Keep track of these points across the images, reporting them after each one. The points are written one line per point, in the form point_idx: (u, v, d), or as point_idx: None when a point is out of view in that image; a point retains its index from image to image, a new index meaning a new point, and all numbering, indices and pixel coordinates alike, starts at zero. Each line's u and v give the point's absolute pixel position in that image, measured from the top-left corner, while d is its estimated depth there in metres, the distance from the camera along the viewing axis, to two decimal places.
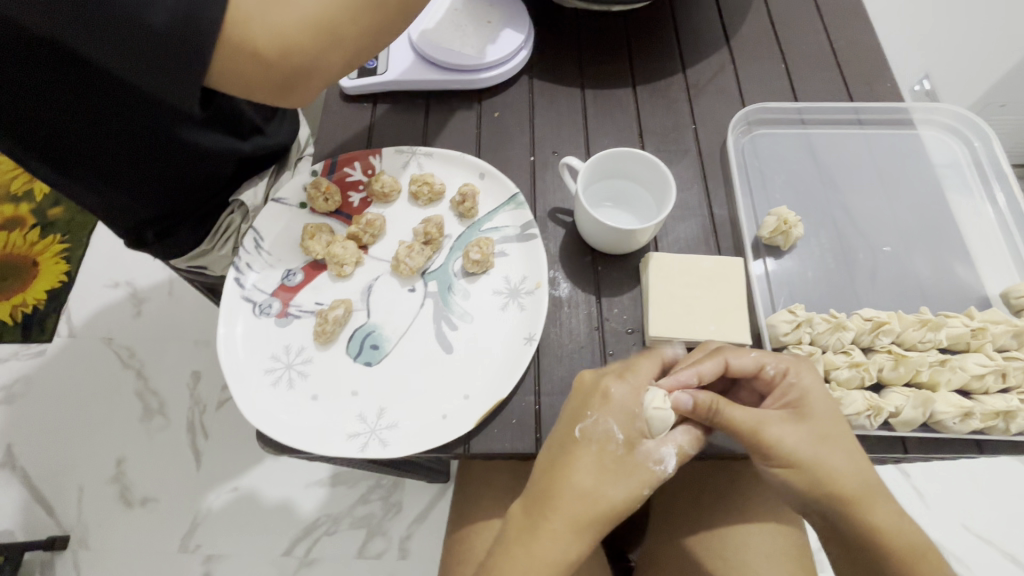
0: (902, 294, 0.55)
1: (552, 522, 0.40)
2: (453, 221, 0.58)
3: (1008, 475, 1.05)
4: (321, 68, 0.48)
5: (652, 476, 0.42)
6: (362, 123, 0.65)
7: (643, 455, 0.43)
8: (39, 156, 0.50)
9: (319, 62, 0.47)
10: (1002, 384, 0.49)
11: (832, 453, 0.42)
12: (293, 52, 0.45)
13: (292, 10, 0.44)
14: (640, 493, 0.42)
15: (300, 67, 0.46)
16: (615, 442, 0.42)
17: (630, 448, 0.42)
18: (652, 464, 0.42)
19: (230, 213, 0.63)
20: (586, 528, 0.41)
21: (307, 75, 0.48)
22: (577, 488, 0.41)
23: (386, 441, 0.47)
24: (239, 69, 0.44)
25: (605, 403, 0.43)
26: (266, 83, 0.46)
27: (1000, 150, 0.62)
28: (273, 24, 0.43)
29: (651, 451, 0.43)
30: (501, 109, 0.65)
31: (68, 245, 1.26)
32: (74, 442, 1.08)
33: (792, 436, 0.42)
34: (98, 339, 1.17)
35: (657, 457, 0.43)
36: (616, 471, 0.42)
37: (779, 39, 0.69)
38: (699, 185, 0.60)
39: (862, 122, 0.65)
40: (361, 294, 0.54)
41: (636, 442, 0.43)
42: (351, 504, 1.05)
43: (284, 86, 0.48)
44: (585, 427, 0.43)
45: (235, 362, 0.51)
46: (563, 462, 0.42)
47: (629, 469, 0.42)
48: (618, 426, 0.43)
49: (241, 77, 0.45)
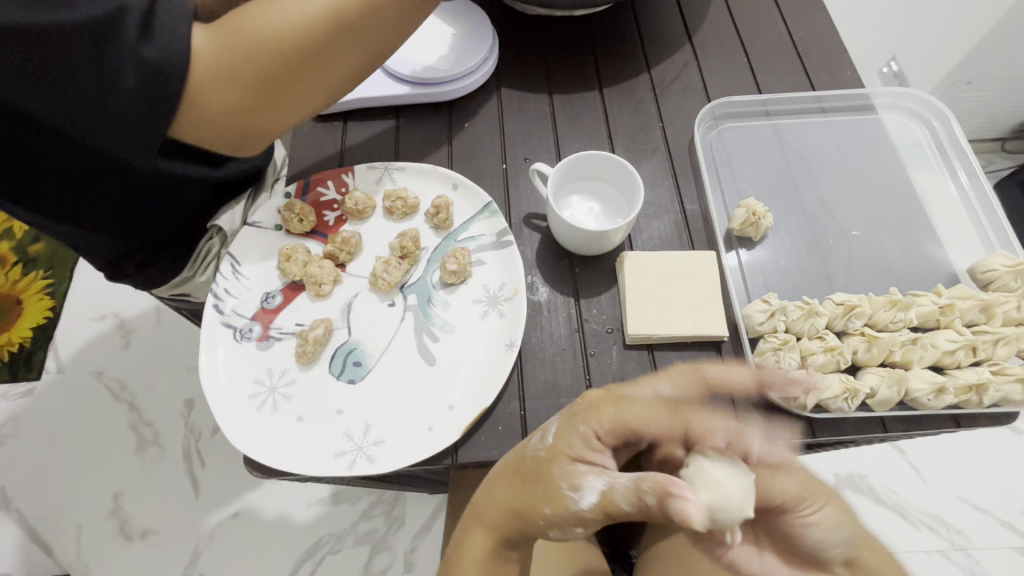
0: (873, 276, 0.56)
1: (472, 527, 0.45)
2: (430, 234, 0.58)
3: (1000, 445, 1.07)
4: (273, 129, 0.54)
5: (563, 494, 0.40)
6: (333, 142, 0.65)
7: (561, 472, 0.41)
8: (33, 205, 0.55)
9: (269, 125, 0.53)
10: (973, 358, 0.50)
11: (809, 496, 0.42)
12: (246, 120, 0.51)
13: (239, 102, 0.49)
14: (542, 505, 0.41)
15: (253, 127, 0.52)
16: (541, 446, 0.43)
17: (551, 457, 0.42)
18: (559, 481, 0.40)
19: (209, 239, 0.66)
20: (499, 529, 0.43)
21: (260, 132, 0.53)
22: (502, 486, 0.44)
23: (373, 457, 0.47)
24: (199, 133, 0.51)
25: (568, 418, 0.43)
26: (221, 141, 0.52)
27: (959, 129, 0.63)
28: (222, 100, 0.48)
29: (569, 472, 0.40)
30: (471, 119, 0.66)
31: (52, 280, 1.25)
32: (69, 478, 1.07)
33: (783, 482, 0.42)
34: (87, 373, 1.16)
35: (575, 481, 0.40)
36: (530, 476, 0.42)
37: (740, 34, 0.70)
38: (669, 182, 0.61)
39: (825, 110, 0.66)
40: (340, 313, 0.54)
41: (562, 456, 0.41)
42: (354, 521, 1.05)
43: (239, 143, 0.53)
44: (539, 432, 0.45)
45: (218, 389, 0.51)
46: (509, 466, 0.44)
47: (544, 480, 0.41)
48: (553, 431, 0.43)
49: (200, 138, 0.51)
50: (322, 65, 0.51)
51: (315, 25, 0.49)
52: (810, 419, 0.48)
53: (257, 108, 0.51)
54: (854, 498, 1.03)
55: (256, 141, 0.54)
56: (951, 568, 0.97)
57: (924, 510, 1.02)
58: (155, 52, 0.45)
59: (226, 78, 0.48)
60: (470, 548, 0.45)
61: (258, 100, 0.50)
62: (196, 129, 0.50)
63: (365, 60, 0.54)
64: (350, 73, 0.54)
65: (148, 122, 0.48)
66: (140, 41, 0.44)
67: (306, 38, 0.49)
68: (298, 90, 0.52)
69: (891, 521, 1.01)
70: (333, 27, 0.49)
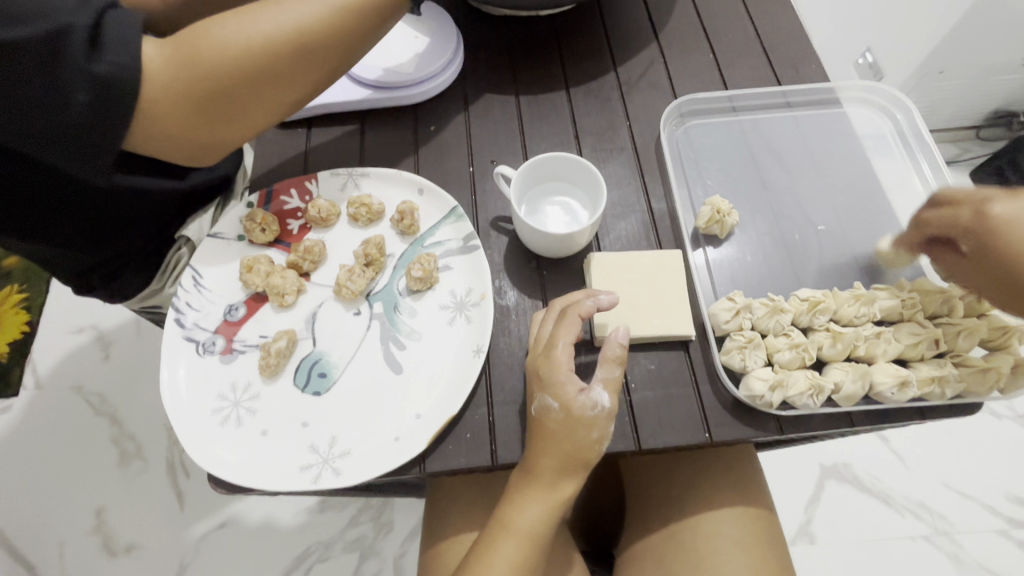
0: (838, 270, 0.56)
1: (529, 501, 0.47)
2: (396, 240, 0.58)
3: (980, 429, 1.08)
4: (233, 137, 0.52)
5: (596, 420, 0.46)
6: (297, 149, 0.64)
7: (582, 407, 0.46)
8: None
9: (228, 133, 0.51)
10: (936, 350, 0.50)
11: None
12: (203, 126, 0.49)
13: (198, 106, 0.48)
14: (591, 439, 0.46)
15: (211, 134, 0.51)
16: (555, 411, 0.46)
17: (572, 411, 0.46)
18: (588, 415, 0.46)
19: (178, 249, 0.64)
20: (565, 480, 0.47)
21: (218, 141, 0.52)
22: (541, 461, 0.46)
23: (339, 470, 0.47)
24: (154, 140, 0.49)
25: (541, 381, 0.47)
26: (177, 149, 0.51)
27: (921, 121, 0.63)
28: (178, 104, 0.47)
29: (586, 399, 0.46)
30: (437, 123, 0.65)
31: (27, 294, 1.22)
32: (50, 495, 1.05)
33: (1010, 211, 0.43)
34: (67, 388, 1.14)
35: (593, 399, 0.46)
36: (564, 436, 0.45)
37: (705, 31, 0.70)
38: (636, 181, 0.61)
39: (791, 105, 0.66)
40: (305, 323, 0.53)
41: (573, 402, 0.46)
42: (341, 528, 1.04)
43: (197, 151, 0.52)
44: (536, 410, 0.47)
45: (180, 405, 0.50)
46: (538, 451, 0.46)
47: (577, 424, 0.46)
48: (552, 396, 0.46)
49: (156, 145, 0.49)
50: (284, 74, 0.50)
51: (277, 33, 0.48)
52: (778, 417, 0.49)
53: (214, 115, 0.49)
54: (839, 487, 1.04)
55: (216, 156, 0.54)
56: (937, 553, 0.98)
57: (907, 497, 1.03)
58: (107, 67, 0.44)
59: (185, 94, 0.47)
60: (536, 521, 0.47)
61: (216, 105, 0.49)
62: (154, 144, 0.49)
63: (331, 71, 0.53)
64: (315, 91, 0.54)
65: (104, 137, 0.46)
66: (90, 55, 0.43)
67: (267, 44, 0.48)
68: (260, 108, 0.51)
69: (876, 509, 1.02)
70: (299, 48, 0.49)
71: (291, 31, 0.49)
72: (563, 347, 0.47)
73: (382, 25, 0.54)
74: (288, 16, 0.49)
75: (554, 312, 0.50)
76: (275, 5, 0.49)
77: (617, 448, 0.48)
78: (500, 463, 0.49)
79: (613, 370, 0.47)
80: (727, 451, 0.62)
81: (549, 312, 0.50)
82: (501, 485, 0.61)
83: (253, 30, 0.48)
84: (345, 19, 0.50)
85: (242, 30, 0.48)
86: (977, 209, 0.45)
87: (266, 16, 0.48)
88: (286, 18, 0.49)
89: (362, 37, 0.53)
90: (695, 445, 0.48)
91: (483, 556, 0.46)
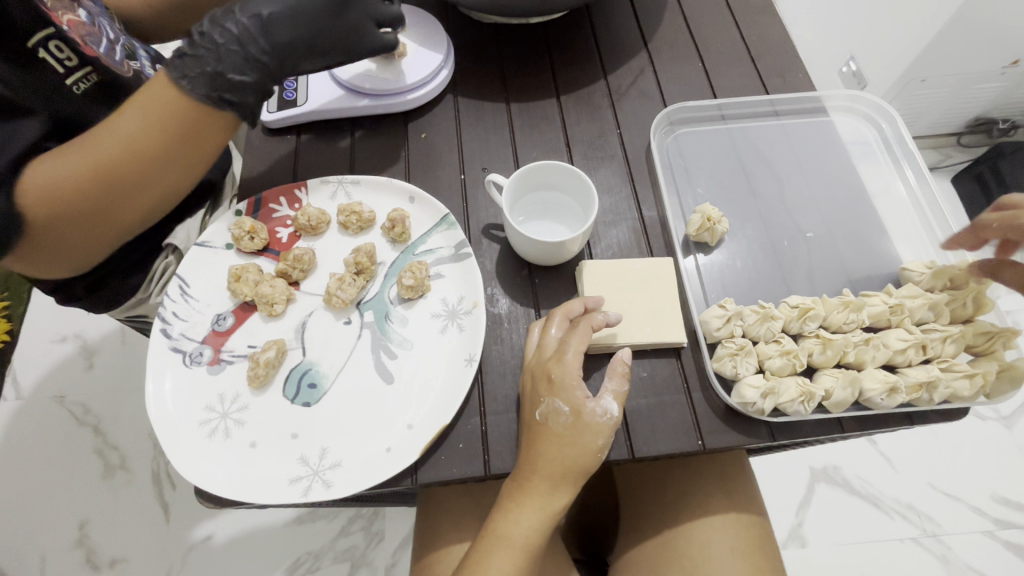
0: (827, 277, 0.57)
1: (526, 508, 0.46)
2: (387, 248, 0.57)
3: (966, 431, 1.09)
4: (100, 247, 0.54)
5: (604, 427, 0.46)
6: (286, 156, 0.64)
7: (591, 413, 0.46)
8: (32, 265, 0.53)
9: (93, 248, 0.53)
10: (923, 356, 0.51)
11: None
12: (66, 247, 0.51)
13: (52, 236, 0.49)
14: (596, 447, 0.46)
15: (77, 251, 0.52)
16: (565, 415, 0.46)
17: (582, 416, 0.46)
18: (597, 421, 0.46)
19: (166, 257, 0.66)
20: (564, 489, 0.46)
21: (88, 254, 0.54)
22: (545, 467, 0.46)
23: (330, 482, 0.46)
24: (25, 263, 0.51)
25: (551, 386, 0.47)
26: (50, 265, 0.53)
27: (906, 130, 0.64)
28: (36, 238, 0.48)
29: (597, 405, 0.46)
30: (428, 130, 0.65)
31: (6, 302, 1.20)
32: (30, 509, 1.02)
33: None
34: (49, 398, 1.11)
35: (603, 408, 0.46)
36: (570, 439, 0.46)
37: (694, 40, 0.71)
38: (627, 189, 0.61)
39: (779, 114, 0.67)
40: (295, 332, 0.53)
41: (584, 408, 0.46)
42: (332, 538, 1.02)
43: (70, 262, 0.54)
44: (543, 412, 0.46)
45: (167, 418, 0.49)
46: (543, 458, 0.46)
47: (584, 431, 0.46)
48: (564, 401, 0.46)
49: (28, 265, 0.52)
50: (133, 195, 0.51)
51: (111, 165, 0.48)
52: (769, 424, 0.49)
53: (68, 238, 0.50)
54: (829, 490, 1.04)
55: (83, 262, 0.55)
56: (926, 556, 0.99)
57: (896, 499, 1.04)
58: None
59: (16, 246, 0.48)
60: (531, 530, 0.46)
61: (74, 232, 0.50)
62: (29, 265, 0.52)
63: (181, 179, 0.53)
64: (159, 207, 0.54)
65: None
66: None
67: (105, 176, 0.48)
68: (103, 235, 0.52)
69: (866, 512, 1.02)
70: (108, 184, 0.49)
71: (89, 174, 0.47)
72: (574, 351, 0.47)
73: (200, 138, 0.52)
74: (81, 158, 0.47)
75: (562, 321, 0.50)
76: (73, 145, 0.48)
77: (609, 457, 0.47)
78: (493, 473, 0.48)
79: (623, 384, 0.47)
80: (719, 457, 0.62)
81: (552, 319, 0.50)
82: (493, 491, 0.61)
83: (85, 163, 0.47)
84: (156, 140, 0.49)
85: (60, 170, 0.47)
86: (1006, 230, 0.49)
87: (95, 146, 0.48)
88: (80, 159, 0.47)
89: (183, 155, 0.52)
90: (687, 452, 0.48)
91: (479, 562, 0.46)
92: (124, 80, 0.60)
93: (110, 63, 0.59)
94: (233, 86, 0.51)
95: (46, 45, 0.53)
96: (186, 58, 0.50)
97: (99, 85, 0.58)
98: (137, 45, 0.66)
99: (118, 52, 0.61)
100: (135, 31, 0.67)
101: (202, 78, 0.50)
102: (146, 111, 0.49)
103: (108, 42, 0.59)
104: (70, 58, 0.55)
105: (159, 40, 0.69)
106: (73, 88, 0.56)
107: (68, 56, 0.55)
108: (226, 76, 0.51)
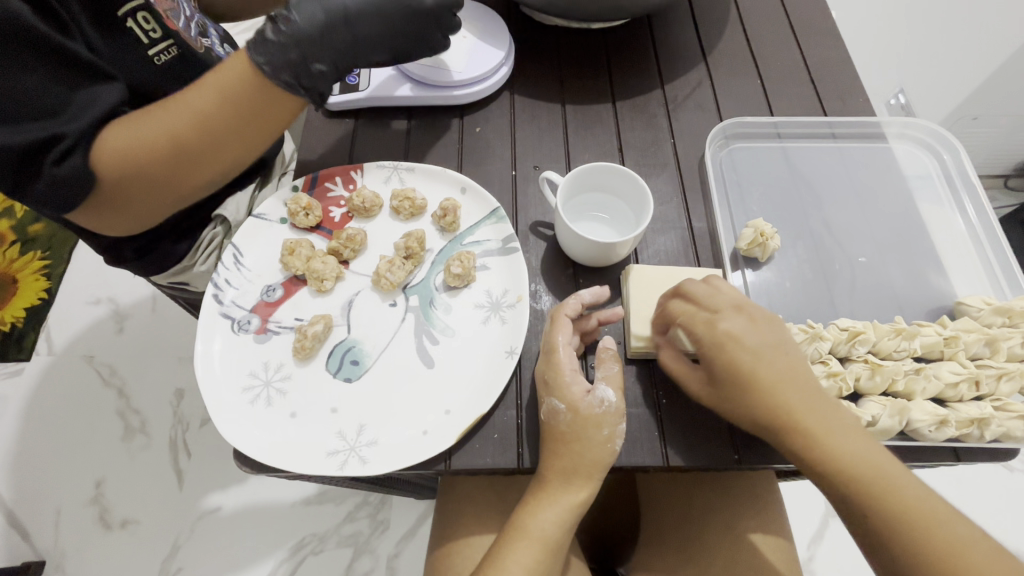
0: (877, 304, 0.56)
1: (553, 501, 0.47)
2: (435, 235, 0.58)
3: None
4: (161, 209, 0.55)
5: (604, 419, 0.46)
6: (344, 138, 0.65)
7: (589, 409, 0.46)
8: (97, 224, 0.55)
9: (155, 208, 0.55)
10: (976, 392, 0.50)
11: (776, 370, 0.44)
12: (132, 204, 0.53)
13: (120, 193, 0.51)
14: (608, 445, 0.46)
15: (141, 211, 0.54)
16: (566, 413, 0.46)
17: (580, 412, 0.46)
18: (595, 414, 0.46)
19: (212, 229, 0.67)
20: (582, 484, 0.46)
21: (149, 215, 0.55)
22: (568, 464, 0.46)
23: (365, 458, 0.47)
24: (92, 218, 0.53)
25: (550, 385, 0.47)
26: (112, 222, 0.54)
27: (969, 163, 0.63)
28: (107, 193, 0.50)
29: (591, 399, 0.46)
30: (482, 124, 0.66)
31: (48, 261, 1.24)
32: (51, 464, 1.05)
33: (746, 332, 0.45)
34: (79, 357, 1.15)
35: (597, 397, 0.47)
36: (573, 437, 0.46)
37: (754, 56, 0.71)
38: (678, 199, 0.61)
39: (836, 136, 0.66)
40: (341, 310, 0.54)
41: (582, 404, 0.46)
42: (339, 522, 1.03)
43: (132, 222, 0.55)
44: (545, 411, 0.47)
45: (212, 380, 0.50)
46: (564, 457, 0.46)
47: (592, 428, 0.46)
48: (560, 399, 0.46)
49: (96, 222, 0.54)
50: (198, 161, 0.52)
51: (184, 129, 0.50)
52: None
53: (134, 197, 0.52)
54: (843, 526, 1.02)
55: (142, 224, 0.57)
56: None
57: None
58: (67, 168, 0.46)
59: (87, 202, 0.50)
60: (556, 525, 0.47)
61: (141, 191, 0.52)
62: (94, 221, 0.54)
63: (245, 152, 0.54)
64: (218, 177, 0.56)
65: (63, 206, 0.49)
66: (58, 159, 0.46)
67: (178, 139, 0.50)
68: (164, 199, 0.54)
69: None
70: (174, 150, 0.50)
71: (159, 138, 0.49)
72: (563, 339, 0.48)
73: (267, 114, 0.53)
74: (156, 128, 0.49)
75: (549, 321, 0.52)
76: (153, 110, 0.50)
77: (643, 462, 0.48)
78: (525, 466, 0.49)
79: (611, 367, 0.48)
80: (746, 476, 0.62)
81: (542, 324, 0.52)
82: (515, 487, 0.61)
83: (161, 126, 0.49)
84: (228, 110, 0.51)
85: (138, 131, 0.49)
86: (708, 319, 0.46)
87: (171, 113, 0.50)
88: (153, 124, 0.49)
89: (249, 129, 0.53)
90: (721, 466, 0.48)
91: (503, 556, 0.46)
92: (199, 56, 0.63)
93: (187, 38, 0.61)
94: (314, 76, 0.53)
95: (135, 15, 0.55)
96: (271, 44, 0.51)
97: (178, 58, 0.60)
98: (210, 23, 0.68)
99: (193, 29, 0.63)
100: (207, 9, 0.69)
101: (284, 65, 0.51)
102: (219, 83, 0.51)
103: (184, 19, 0.62)
104: (155, 29, 0.58)
105: (228, 20, 0.72)
106: (154, 59, 0.58)
107: (153, 27, 0.57)
108: (309, 66, 0.52)
